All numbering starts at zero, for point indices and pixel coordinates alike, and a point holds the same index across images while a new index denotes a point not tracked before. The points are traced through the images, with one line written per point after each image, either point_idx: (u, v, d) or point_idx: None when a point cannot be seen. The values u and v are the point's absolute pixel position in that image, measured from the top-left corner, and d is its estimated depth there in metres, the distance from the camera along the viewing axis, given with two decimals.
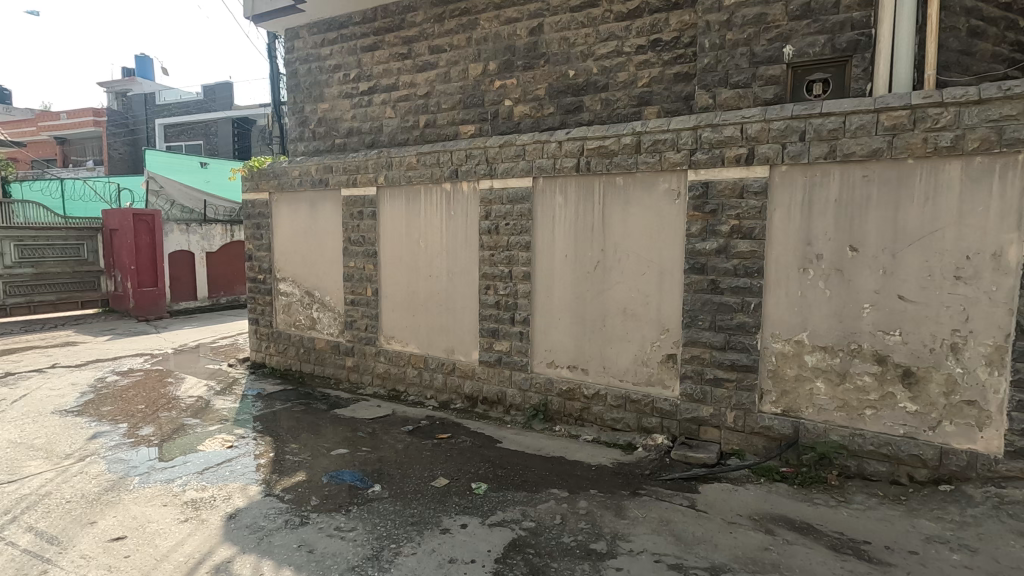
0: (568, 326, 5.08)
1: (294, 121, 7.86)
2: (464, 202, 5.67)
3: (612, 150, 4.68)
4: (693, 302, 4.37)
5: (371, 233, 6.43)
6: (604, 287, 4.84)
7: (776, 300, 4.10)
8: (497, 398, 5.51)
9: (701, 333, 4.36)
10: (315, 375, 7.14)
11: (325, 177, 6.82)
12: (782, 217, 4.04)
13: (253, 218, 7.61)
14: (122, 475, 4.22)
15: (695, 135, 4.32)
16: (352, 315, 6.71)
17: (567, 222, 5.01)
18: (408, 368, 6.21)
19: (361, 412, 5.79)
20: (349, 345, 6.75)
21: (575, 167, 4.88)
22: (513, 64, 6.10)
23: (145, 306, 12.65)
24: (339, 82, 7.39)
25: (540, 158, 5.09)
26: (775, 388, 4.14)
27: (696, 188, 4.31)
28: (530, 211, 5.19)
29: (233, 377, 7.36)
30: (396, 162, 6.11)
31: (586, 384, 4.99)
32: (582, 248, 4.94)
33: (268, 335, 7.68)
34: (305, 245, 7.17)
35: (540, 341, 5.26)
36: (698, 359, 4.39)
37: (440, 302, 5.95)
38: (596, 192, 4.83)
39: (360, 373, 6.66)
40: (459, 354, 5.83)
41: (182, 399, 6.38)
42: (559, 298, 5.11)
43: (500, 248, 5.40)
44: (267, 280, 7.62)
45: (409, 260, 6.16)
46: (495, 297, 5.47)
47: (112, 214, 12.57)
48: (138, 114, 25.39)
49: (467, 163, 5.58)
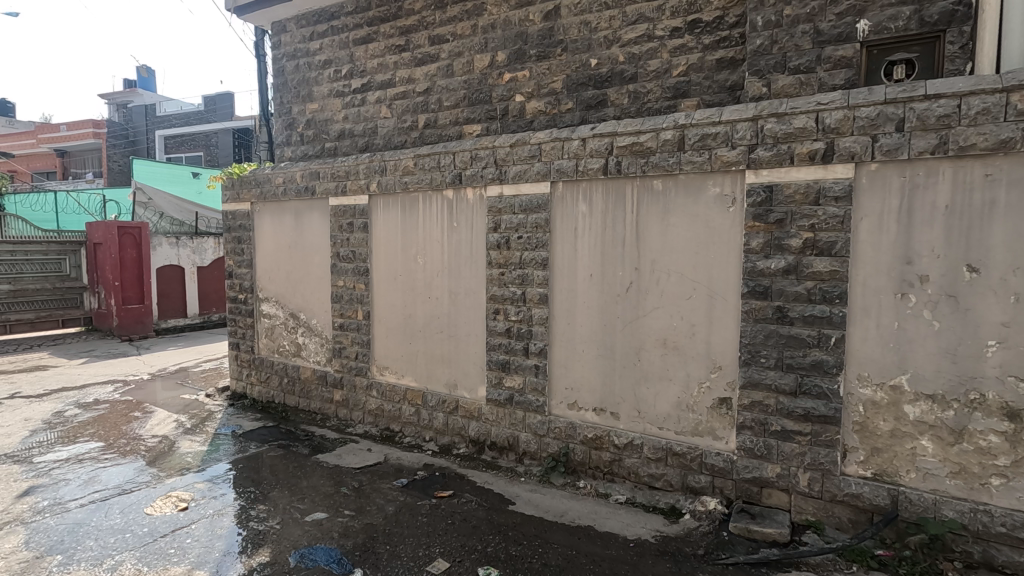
0: (593, 360, 4.22)
1: (280, 124, 7.10)
2: (469, 212, 4.85)
3: (648, 148, 3.86)
4: (755, 334, 3.52)
5: (362, 248, 5.62)
6: (639, 313, 3.99)
7: (866, 334, 3.23)
8: (508, 444, 4.65)
9: (764, 373, 3.51)
10: (300, 409, 6.28)
11: (311, 185, 6.02)
12: (871, 229, 3.18)
13: (233, 231, 6.83)
14: (39, 556, 3.36)
15: (755, 127, 3.49)
16: (340, 341, 5.87)
17: (591, 235, 4.17)
18: (405, 405, 5.35)
19: (348, 459, 4.93)
20: (337, 376, 5.91)
21: (602, 169, 4.05)
22: (525, 54, 5.30)
23: (129, 325, 11.87)
24: (330, 80, 6.62)
25: (559, 158, 4.26)
26: (864, 445, 3.26)
27: (756, 192, 3.47)
28: (547, 222, 4.36)
29: (209, 411, 6.53)
30: (390, 167, 5.31)
31: (616, 432, 4.12)
32: (610, 266, 4.10)
33: (249, 363, 6.85)
34: (289, 262, 6.36)
35: (559, 377, 4.40)
36: (760, 405, 3.53)
37: (441, 328, 5.11)
38: (628, 198, 3.99)
39: (350, 409, 5.81)
40: (462, 389, 4.98)
41: (145, 440, 5.54)
42: (582, 326, 4.26)
43: (511, 265, 4.56)
44: (249, 300, 6.81)
45: (406, 279, 5.33)
46: (505, 324, 4.62)
47: (96, 226, 11.82)
48: (136, 125, 24.82)
49: (472, 166, 4.76)
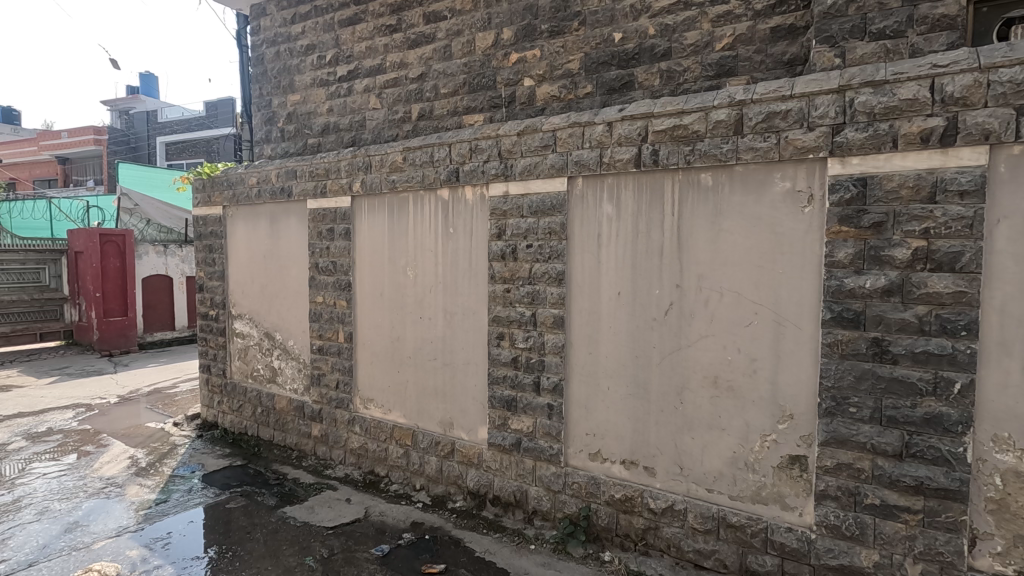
0: (621, 400, 3.37)
1: (259, 119, 6.33)
2: (468, 215, 4.01)
3: (695, 132, 3.02)
4: (843, 375, 2.65)
5: (344, 258, 4.80)
6: (682, 344, 3.14)
7: (1005, 379, 2.36)
8: (515, 499, 3.78)
9: (855, 428, 2.63)
10: (275, 444, 5.44)
11: (288, 185, 5.22)
12: (1015, 235, 2.32)
13: (205, 239, 6.05)
14: None
15: (840, 101, 2.64)
16: (319, 367, 5.04)
17: (619, 244, 3.33)
18: (392, 446, 4.50)
19: (320, 514, 4.07)
20: (316, 408, 5.08)
21: (634, 160, 3.22)
22: (535, 30, 4.48)
23: (111, 339, 11.09)
24: (313, 67, 5.84)
25: (578, 147, 3.43)
26: (1002, 531, 2.38)
27: (844, 186, 2.62)
28: (563, 228, 3.52)
29: (172, 444, 5.70)
30: (376, 163, 4.50)
31: (650, 492, 3.26)
32: (644, 284, 3.26)
33: (221, 389, 6.04)
34: (264, 274, 5.55)
35: (577, 420, 3.55)
36: (850, 470, 2.66)
37: (434, 356, 4.27)
38: (667, 197, 3.16)
39: (329, 446, 4.97)
40: (459, 429, 4.14)
41: (89, 482, 4.73)
42: (607, 358, 3.41)
43: (518, 280, 3.71)
44: (220, 317, 6.01)
45: (393, 296, 4.50)
46: (511, 352, 3.77)
47: (76, 234, 11.09)
48: (136, 131, 24.30)
49: (471, 160, 3.93)
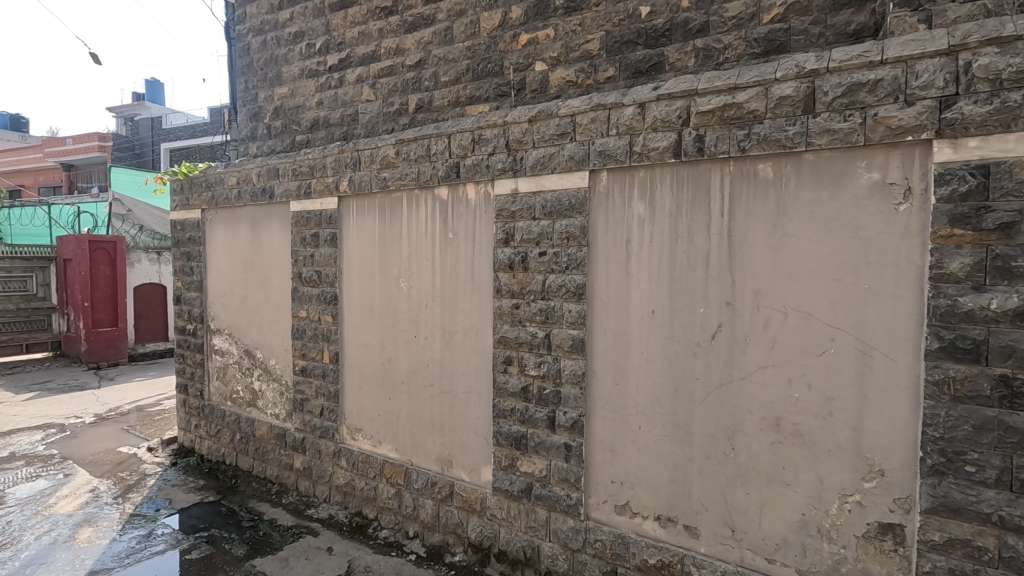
0: (656, 443, 2.76)
1: (245, 115, 5.80)
2: (470, 217, 3.43)
3: (751, 112, 2.42)
4: (956, 423, 2.02)
5: (330, 267, 4.22)
6: (735, 376, 2.53)
7: None
8: (525, 557, 3.16)
9: (975, 494, 2.00)
10: (253, 476, 4.84)
11: (269, 185, 4.65)
12: None
13: (183, 246, 5.51)
14: None
15: (951, 66, 2.03)
16: (302, 392, 4.45)
17: (653, 252, 2.74)
18: (382, 484, 3.90)
19: (295, 569, 3.46)
20: (298, 437, 4.48)
21: (673, 149, 2.62)
22: (548, 7, 3.86)
23: (100, 351, 10.55)
24: (302, 57, 5.29)
25: (603, 135, 2.84)
26: None
27: (958, 176, 2.01)
28: (583, 232, 2.92)
29: (142, 473, 5.12)
30: (365, 159, 3.93)
31: (693, 558, 2.64)
32: (685, 301, 2.65)
33: (198, 412, 5.47)
34: (244, 285, 4.99)
35: (600, 465, 2.94)
36: (967, 549, 2.02)
37: (430, 382, 3.67)
38: (714, 194, 2.56)
39: (313, 481, 4.36)
40: (459, 468, 3.54)
41: (39, 522, 4.15)
42: (638, 391, 2.80)
43: (529, 294, 3.11)
44: (198, 332, 5.44)
45: (385, 311, 3.91)
46: (521, 381, 3.16)
47: (65, 241, 10.61)
48: (140, 137, 24.01)
49: (474, 153, 3.35)
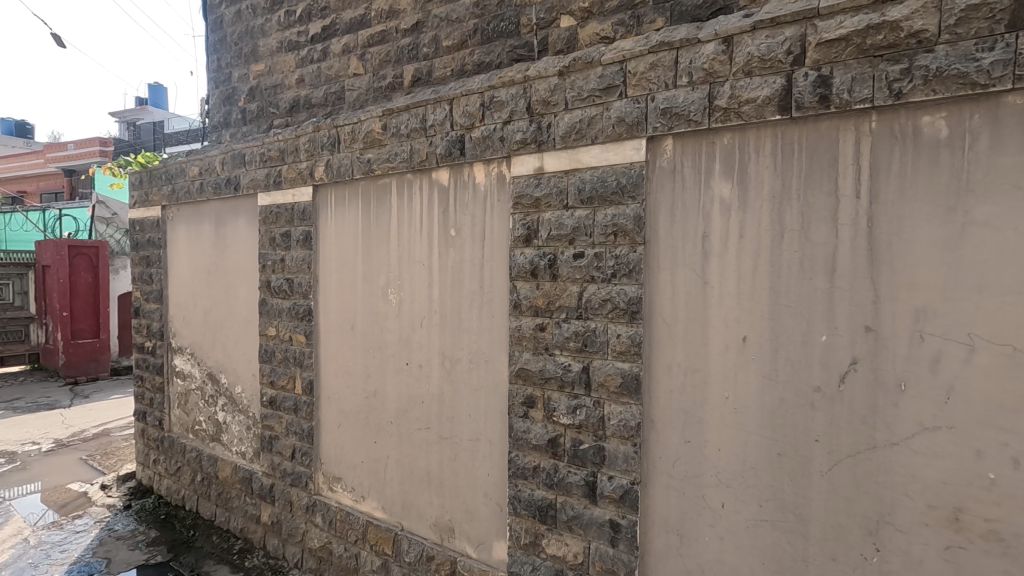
0: (748, 531, 1.89)
1: (219, 98, 5.01)
2: (478, 209, 2.58)
3: (915, 33, 1.56)
4: None
5: (302, 274, 3.39)
6: (879, 442, 1.66)
7: None
8: None
9: None
10: (215, 528, 3.99)
11: (234, 175, 3.84)
12: None
13: (143, 248, 4.71)
14: None
15: None
16: (271, 428, 3.61)
17: (744, 253, 1.88)
18: (364, 552, 3.05)
19: None
20: (265, 484, 3.63)
21: (780, 99, 1.77)
22: None
23: (80, 364, 9.76)
24: (280, 27, 4.46)
25: (669, 87, 1.99)
26: None
27: None
28: (638, 225, 2.06)
29: (87, 520, 4.29)
30: (345, 137, 3.10)
31: None
32: (795, 325, 1.79)
33: (158, 445, 4.63)
34: (208, 296, 4.17)
35: (661, 554, 2.08)
36: None
37: (425, 424, 2.82)
38: (845, 165, 1.71)
39: (282, 540, 3.52)
40: (463, 540, 2.68)
41: None
42: (721, 453, 1.94)
43: (559, 312, 2.26)
44: (158, 351, 4.62)
45: (369, 331, 3.08)
46: (548, 431, 2.30)
47: (44, 246, 9.84)
48: (140, 141, 23.43)
49: (484, 121, 2.51)
